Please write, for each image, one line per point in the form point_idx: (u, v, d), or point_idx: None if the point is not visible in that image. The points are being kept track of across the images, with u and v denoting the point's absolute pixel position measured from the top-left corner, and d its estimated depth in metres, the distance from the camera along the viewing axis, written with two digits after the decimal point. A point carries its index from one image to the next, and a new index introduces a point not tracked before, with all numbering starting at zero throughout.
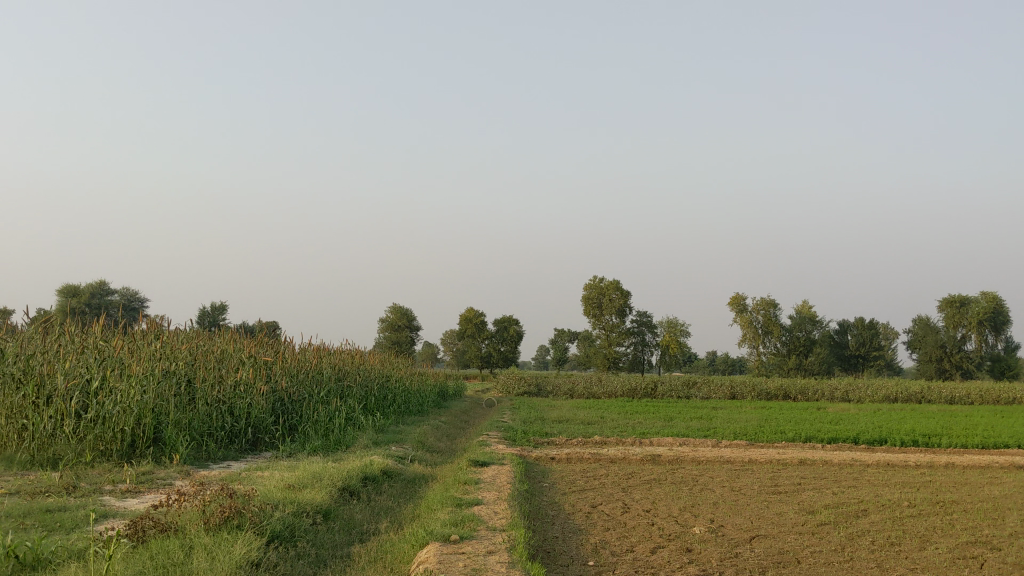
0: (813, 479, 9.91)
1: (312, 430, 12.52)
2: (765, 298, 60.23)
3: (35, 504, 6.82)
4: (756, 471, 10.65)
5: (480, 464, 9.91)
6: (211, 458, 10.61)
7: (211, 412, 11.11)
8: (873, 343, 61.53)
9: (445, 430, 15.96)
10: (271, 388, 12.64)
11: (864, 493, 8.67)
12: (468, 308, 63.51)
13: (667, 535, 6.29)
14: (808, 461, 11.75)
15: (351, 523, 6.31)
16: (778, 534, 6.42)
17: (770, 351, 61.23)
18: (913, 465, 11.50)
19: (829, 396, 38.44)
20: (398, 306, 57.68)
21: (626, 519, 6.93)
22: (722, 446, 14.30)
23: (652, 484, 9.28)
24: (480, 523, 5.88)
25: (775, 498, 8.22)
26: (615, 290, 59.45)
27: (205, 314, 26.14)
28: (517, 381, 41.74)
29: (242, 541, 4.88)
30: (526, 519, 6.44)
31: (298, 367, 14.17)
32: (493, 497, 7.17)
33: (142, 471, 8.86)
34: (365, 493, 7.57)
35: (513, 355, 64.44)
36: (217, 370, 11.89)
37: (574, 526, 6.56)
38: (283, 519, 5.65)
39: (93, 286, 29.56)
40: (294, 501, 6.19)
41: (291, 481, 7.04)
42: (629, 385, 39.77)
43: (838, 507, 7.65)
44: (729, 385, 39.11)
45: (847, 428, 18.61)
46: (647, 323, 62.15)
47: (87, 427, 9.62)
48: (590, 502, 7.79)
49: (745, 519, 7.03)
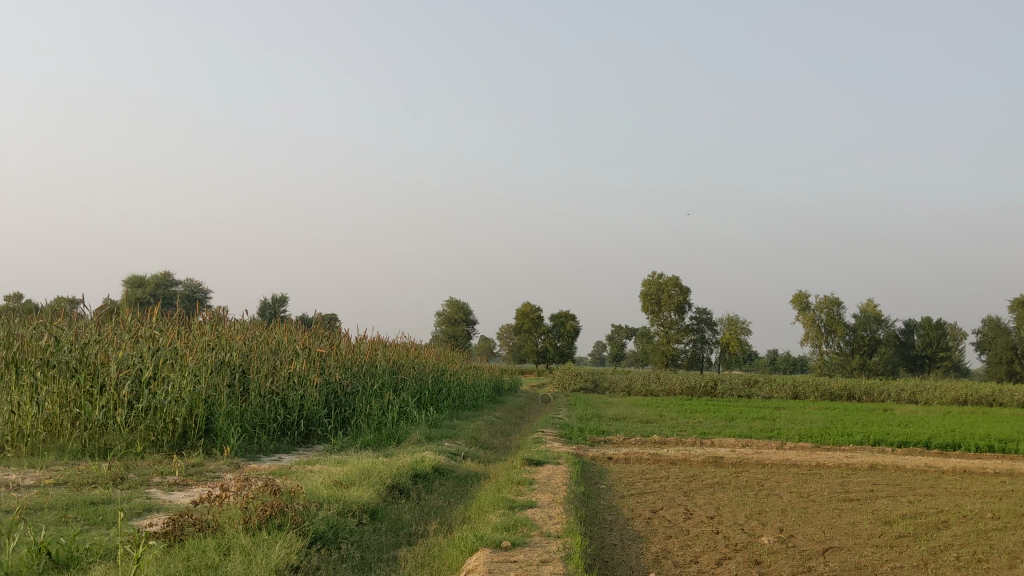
0: (886, 486, 9.38)
1: (365, 424, 12.33)
2: (829, 296, 59.01)
3: (80, 496, 6.67)
4: (825, 476, 10.16)
5: (535, 463, 9.58)
6: (262, 450, 10.45)
7: (264, 404, 10.96)
8: (940, 344, 59.87)
9: (500, 426, 15.64)
10: (324, 380, 12.43)
11: (941, 503, 8.12)
12: (525, 302, 63.28)
13: (734, 546, 5.90)
14: (879, 466, 11.18)
15: (399, 523, 6.04)
16: (853, 547, 5.98)
17: (833, 350, 59.96)
18: (992, 473, 10.87)
19: (895, 397, 37.46)
20: (455, 300, 57.60)
21: (688, 527, 6.54)
22: (786, 448, 13.77)
23: (715, 488, 8.85)
24: (534, 529, 5.56)
25: (848, 506, 7.74)
26: (675, 287, 58.71)
27: (266, 305, 26.28)
28: (574, 377, 41.42)
29: (283, 544, 4.62)
30: (582, 525, 6.10)
31: (353, 359, 13.95)
32: (548, 499, 6.84)
33: (192, 463, 8.71)
34: (415, 491, 7.29)
35: (569, 351, 64.03)
36: (271, 361, 11.76)
37: (633, 533, 6.20)
38: (328, 519, 5.39)
39: (158, 277, 29.94)
40: (340, 499, 5.93)
41: (339, 478, 6.77)
42: (688, 383, 39.15)
43: (917, 518, 7.16)
44: (791, 385, 38.23)
45: (917, 431, 17.89)
46: (707, 320, 61.01)
47: (139, 417, 9.52)
48: (651, 507, 7.43)
49: (817, 529, 6.61)
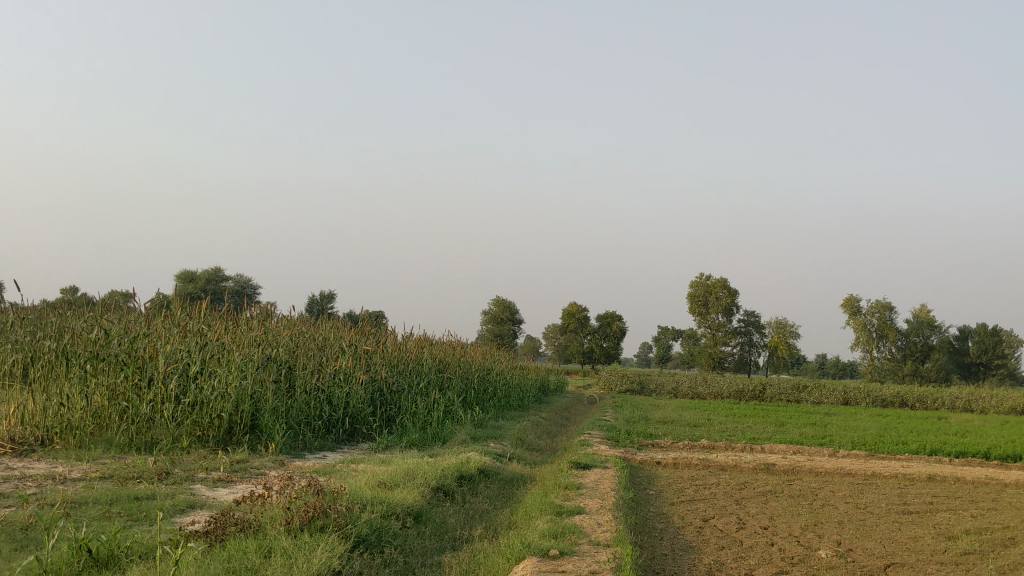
0: (946, 498, 9.04)
1: (410, 424, 12.23)
2: (880, 301, 57.94)
3: (124, 491, 6.61)
4: (881, 486, 9.83)
5: (582, 466, 9.39)
6: (307, 447, 10.40)
7: (309, 401, 10.91)
8: (996, 351, 58.45)
9: (545, 427, 15.44)
10: (370, 378, 12.35)
11: (1006, 518, 7.78)
12: (571, 302, 63.00)
13: (790, 559, 5.67)
14: (938, 477, 10.82)
15: (444, 527, 5.90)
16: (916, 563, 5.71)
17: (884, 356, 58.85)
18: None
19: (949, 405, 36.64)
20: (501, 299, 57.45)
21: (741, 537, 6.33)
22: (839, 456, 13.42)
23: (769, 497, 8.58)
24: (582, 536, 5.39)
25: (907, 520, 7.44)
26: (723, 289, 58.04)
27: (314, 302, 26.38)
28: (620, 378, 41.09)
29: (324, 547, 4.49)
30: (632, 534, 5.92)
31: (399, 357, 13.86)
32: (596, 506, 6.66)
33: (237, 459, 8.68)
34: (460, 494, 7.16)
35: (615, 352, 63.63)
36: (318, 358, 11.72)
37: (685, 543, 6.00)
38: (371, 521, 5.26)
39: (208, 272, 30.25)
40: (384, 501, 5.80)
41: (383, 478, 6.65)
42: (735, 386, 38.57)
43: (982, 534, 6.85)
44: (841, 391, 37.53)
45: (974, 441, 17.39)
46: (755, 324, 59.97)
47: (186, 412, 9.50)
48: (702, 515, 7.21)
49: (877, 542, 6.34)
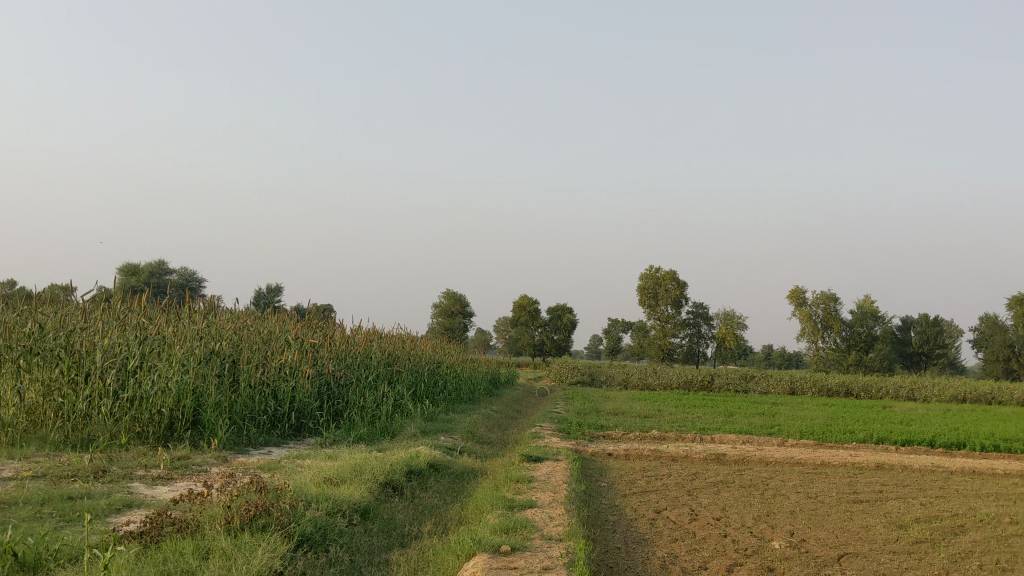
0: (895, 486, 9.09)
1: (358, 418, 12.01)
2: (826, 292, 58.80)
3: (57, 490, 6.33)
4: (831, 476, 9.87)
5: (533, 459, 9.28)
6: (252, 442, 10.14)
7: (254, 395, 10.64)
8: (937, 341, 59.62)
9: (496, 420, 15.29)
10: (317, 371, 12.09)
11: (955, 506, 7.82)
12: (522, 295, 62.87)
13: (745, 551, 5.59)
14: (886, 465, 10.90)
15: (392, 524, 5.74)
16: (869, 553, 5.68)
17: (829, 346, 59.77)
18: (1002, 474, 10.54)
19: (893, 394, 37.32)
20: (452, 291, 57.15)
21: (694, 528, 6.26)
22: (788, 446, 13.46)
23: (720, 487, 8.55)
24: (533, 531, 5.26)
25: (858, 509, 7.45)
26: (672, 281, 58.46)
27: (262, 295, 25.97)
28: (570, 370, 41.18)
29: (265, 547, 4.30)
30: (585, 527, 5.80)
31: (347, 350, 13.61)
32: (549, 499, 6.54)
33: (178, 455, 8.41)
34: (409, 489, 6.98)
35: (566, 345, 63.78)
36: (262, 351, 11.44)
37: (638, 536, 5.90)
38: (316, 519, 5.07)
39: (152, 265, 29.60)
40: (329, 498, 5.61)
41: (329, 474, 6.44)
42: (685, 377, 38.84)
43: (932, 523, 6.86)
44: (788, 381, 38.02)
45: (920, 429, 17.63)
46: (704, 315, 60.60)
47: (124, 407, 9.19)
48: (654, 507, 7.14)
49: (829, 532, 6.31)
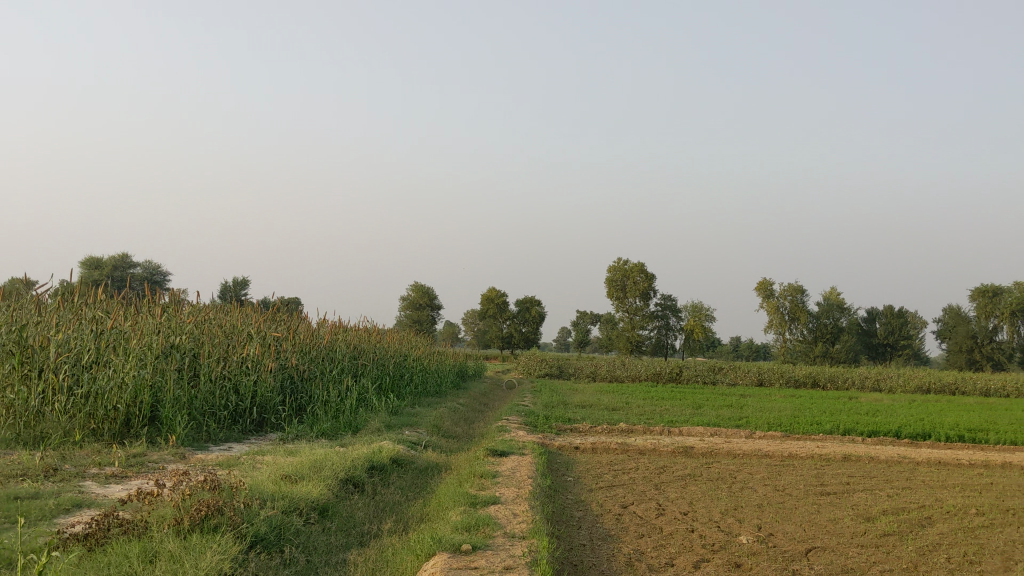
0: (861, 478, 9.07)
1: (322, 413, 11.80)
2: (792, 284, 59.22)
3: (4, 490, 6.10)
4: (799, 468, 9.82)
5: (499, 454, 9.13)
6: (212, 439, 9.91)
7: (215, 390, 10.40)
8: (902, 332, 60.22)
9: (463, 413, 15.15)
10: (280, 365, 11.85)
11: (922, 497, 7.79)
12: (490, 288, 62.69)
13: (711, 546, 5.49)
14: (853, 457, 10.90)
15: (351, 522, 5.58)
16: (837, 547, 5.60)
17: (796, 337, 60.22)
18: (968, 464, 10.57)
19: (858, 384, 37.69)
20: (420, 284, 56.84)
21: (661, 524, 6.16)
22: (755, 438, 13.44)
23: (687, 481, 8.47)
24: (497, 529, 5.12)
25: (825, 501, 7.40)
26: (640, 273, 58.57)
27: (228, 289, 25.61)
28: (539, 363, 41.14)
29: (215, 548, 4.13)
30: (549, 524, 5.68)
31: (311, 344, 13.37)
32: (513, 495, 6.40)
33: (134, 453, 8.17)
34: (370, 485, 6.82)
35: (535, 337, 63.76)
36: (224, 345, 11.19)
37: (603, 532, 5.79)
38: (271, 519, 4.90)
39: (116, 258, 29.07)
40: (287, 496, 5.44)
41: (287, 471, 6.25)
42: (653, 369, 38.92)
43: (900, 515, 6.80)
44: (756, 372, 38.25)
45: (886, 419, 17.71)
46: (672, 307, 60.84)
47: (79, 403, 8.92)
48: (620, 502, 7.03)
49: (797, 526, 6.23)
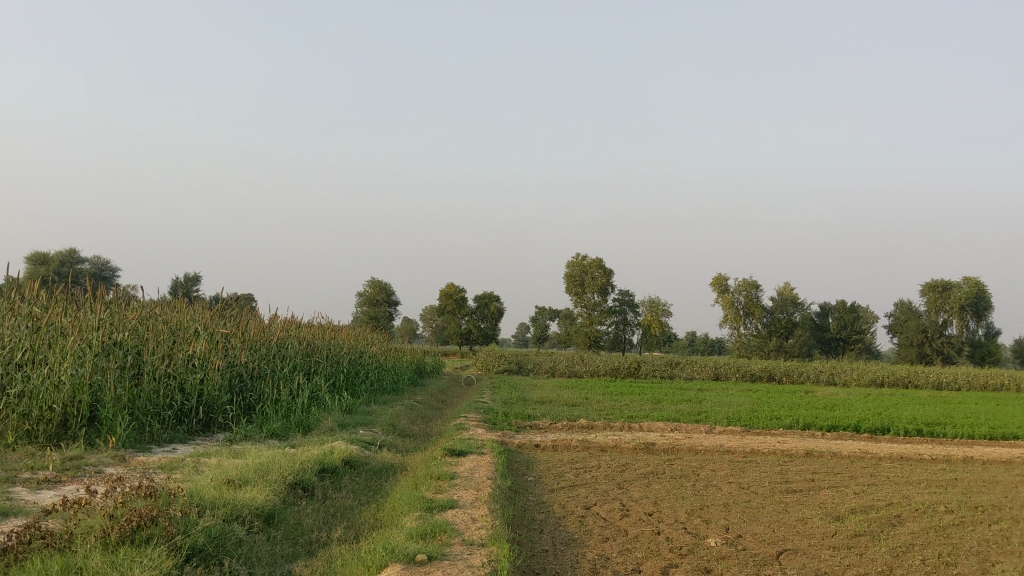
0: (826, 474, 8.90)
1: (272, 412, 11.36)
2: (748, 279, 59.63)
3: None
4: (762, 464, 9.63)
5: (456, 454, 8.82)
6: (155, 440, 9.47)
7: (158, 389, 9.95)
8: (854, 326, 60.88)
9: (419, 411, 14.80)
10: (228, 363, 11.39)
11: (889, 494, 7.63)
12: (449, 284, 62.21)
13: (679, 550, 5.25)
14: (816, 452, 10.76)
15: (298, 529, 5.25)
16: (809, 549, 5.38)
17: (751, 332, 60.59)
18: (930, 459, 10.49)
19: (813, 378, 37.97)
20: (376, 280, 56.18)
21: (626, 526, 5.90)
22: (716, 433, 13.29)
23: (650, 479, 8.23)
24: (454, 536, 4.83)
25: (792, 500, 7.19)
26: (598, 269, 58.54)
27: (179, 284, 24.94)
28: (497, 358, 40.83)
29: (144, 563, 3.80)
30: (509, 529, 5.39)
31: (261, 340, 12.93)
32: (471, 498, 6.10)
33: (71, 456, 7.73)
34: (320, 489, 6.49)
35: (492, 333, 63.43)
36: (169, 343, 10.74)
37: (566, 536, 5.53)
38: (210, 528, 4.56)
39: (63, 254, 28.24)
40: (229, 503, 5.08)
41: (231, 474, 5.89)
42: (611, 364, 38.78)
43: (869, 514, 6.62)
44: (713, 367, 38.32)
45: (843, 414, 17.72)
46: (630, 303, 60.89)
47: (11, 404, 8.45)
48: (583, 503, 6.76)
49: (764, 527, 6.01)
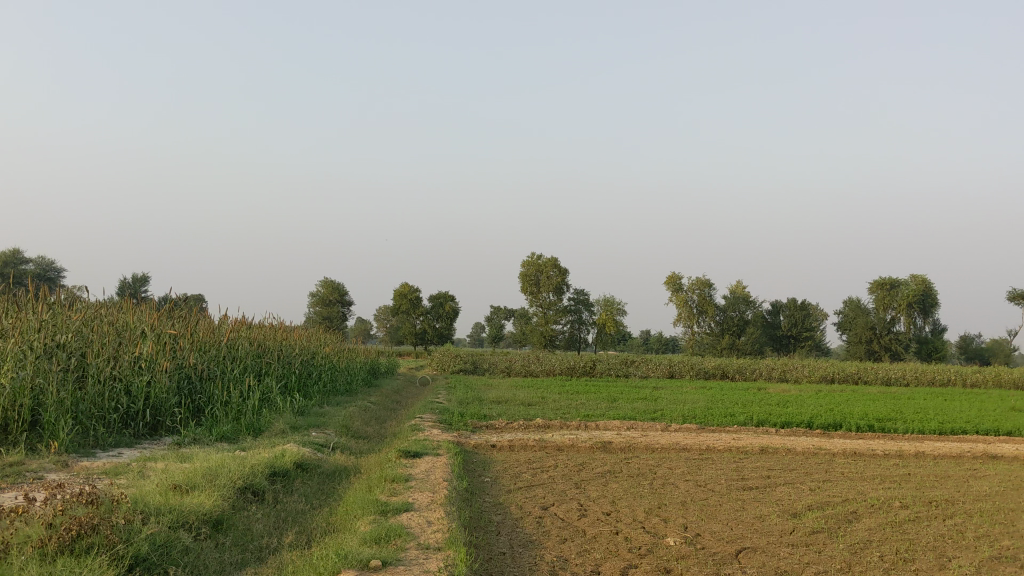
0: (782, 471, 8.90)
1: (222, 414, 11.12)
2: (701, 278, 60.11)
3: None
4: (718, 462, 9.63)
5: (411, 455, 8.68)
6: (99, 445, 9.19)
7: (104, 392, 9.67)
8: (805, 324, 61.66)
9: (373, 412, 14.62)
10: (176, 365, 11.13)
11: (845, 490, 7.66)
12: (403, 284, 61.82)
13: (638, 550, 5.18)
14: (770, 449, 10.79)
15: (248, 536, 5.09)
16: (767, 547, 5.34)
17: (704, 330, 61.08)
18: (882, 454, 10.58)
19: (766, 375, 38.36)
20: (329, 281, 55.64)
21: (584, 527, 5.82)
22: (671, 431, 13.30)
23: (607, 478, 8.17)
24: (410, 540, 4.71)
25: (749, 497, 7.17)
26: (553, 268, 58.60)
27: (127, 285, 24.42)
28: (452, 358, 40.67)
29: None
30: (466, 532, 5.28)
31: (209, 342, 12.65)
32: (426, 501, 5.98)
33: (10, 462, 7.46)
34: (271, 493, 6.33)
35: (447, 333, 63.20)
36: (114, 345, 10.45)
37: (525, 538, 5.43)
38: (155, 536, 4.39)
39: (6, 255, 27.53)
40: (174, 509, 4.91)
41: (177, 479, 5.69)
42: (567, 363, 38.80)
43: (825, 510, 6.62)
44: (667, 365, 38.57)
45: (796, 410, 17.88)
46: (585, 301, 61.05)
47: None
48: (540, 504, 6.68)
49: (723, 525, 5.97)
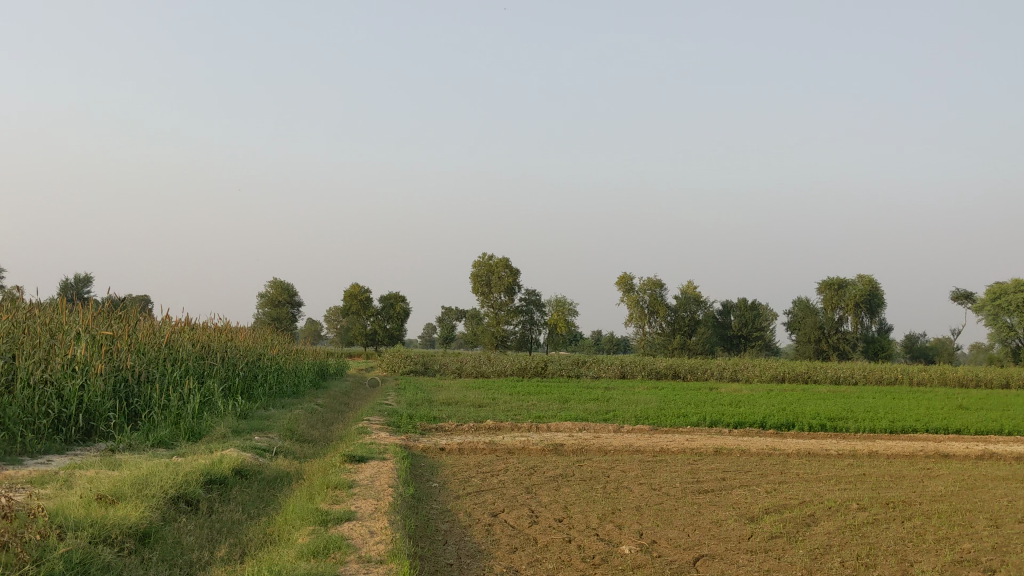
0: (736, 473, 8.76)
1: (160, 419, 10.68)
2: (652, 279, 60.39)
3: None
4: (672, 464, 9.45)
5: (356, 460, 8.37)
6: (28, 452, 8.74)
7: (33, 397, 9.20)
8: (755, 324, 62.16)
9: (319, 415, 14.25)
10: (111, 367, 10.66)
11: (801, 492, 7.52)
12: (353, 284, 61.14)
13: (592, 559, 4.95)
14: (724, 450, 10.65)
15: (177, 549, 4.78)
16: (725, 554, 5.16)
17: (655, 331, 61.32)
18: (836, 455, 10.48)
19: (717, 375, 38.47)
20: (278, 281, 54.76)
21: (536, 535, 5.58)
22: (625, 432, 13.14)
23: (559, 482, 7.94)
24: (350, 553, 4.44)
25: (704, 501, 7.00)
26: (504, 268, 58.38)
27: (68, 286, 23.72)
28: (404, 359, 40.24)
29: None
30: (411, 542, 5.02)
31: (149, 343, 12.19)
32: (370, 509, 5.71)
33: None
34: (206, 502, 6.01)
35: (398, 334, 62.56)
36: (43, 347, 9.95)
37: (472, 548, 5.18)
38: (72, 555, 4.07)
39: None
40: (96, 523, 4.58)
41: (101, 489, 5.33)
42: (519, 365, 38.62)
43: (782, 513, 6.46)
44: (619, 366, 38.59)
45: (747, 410, 17.85)
46: (536, 302, 60.92)
47: None
48: (490, 510, 6.43)
49: (679, 531, 5.79)
